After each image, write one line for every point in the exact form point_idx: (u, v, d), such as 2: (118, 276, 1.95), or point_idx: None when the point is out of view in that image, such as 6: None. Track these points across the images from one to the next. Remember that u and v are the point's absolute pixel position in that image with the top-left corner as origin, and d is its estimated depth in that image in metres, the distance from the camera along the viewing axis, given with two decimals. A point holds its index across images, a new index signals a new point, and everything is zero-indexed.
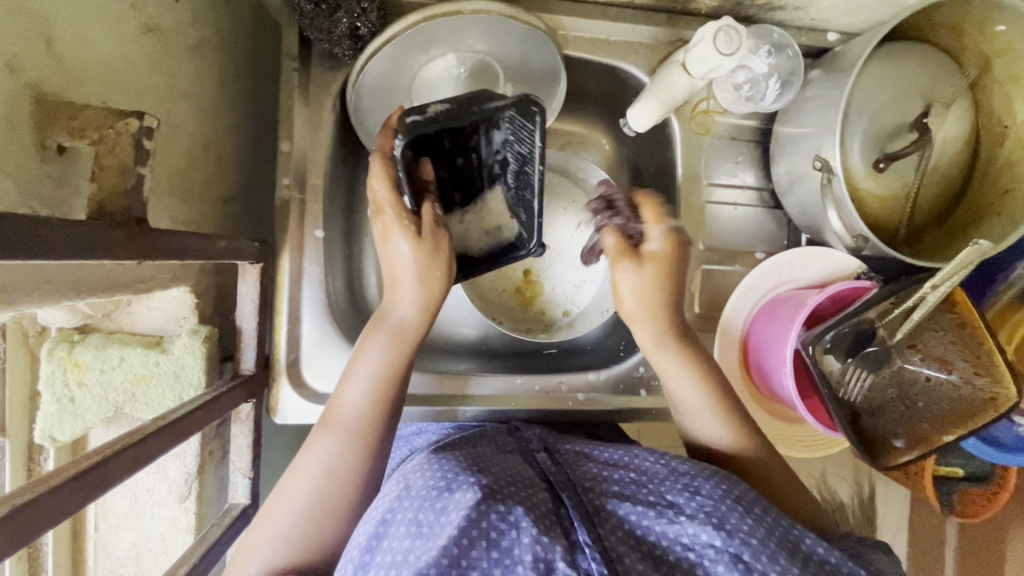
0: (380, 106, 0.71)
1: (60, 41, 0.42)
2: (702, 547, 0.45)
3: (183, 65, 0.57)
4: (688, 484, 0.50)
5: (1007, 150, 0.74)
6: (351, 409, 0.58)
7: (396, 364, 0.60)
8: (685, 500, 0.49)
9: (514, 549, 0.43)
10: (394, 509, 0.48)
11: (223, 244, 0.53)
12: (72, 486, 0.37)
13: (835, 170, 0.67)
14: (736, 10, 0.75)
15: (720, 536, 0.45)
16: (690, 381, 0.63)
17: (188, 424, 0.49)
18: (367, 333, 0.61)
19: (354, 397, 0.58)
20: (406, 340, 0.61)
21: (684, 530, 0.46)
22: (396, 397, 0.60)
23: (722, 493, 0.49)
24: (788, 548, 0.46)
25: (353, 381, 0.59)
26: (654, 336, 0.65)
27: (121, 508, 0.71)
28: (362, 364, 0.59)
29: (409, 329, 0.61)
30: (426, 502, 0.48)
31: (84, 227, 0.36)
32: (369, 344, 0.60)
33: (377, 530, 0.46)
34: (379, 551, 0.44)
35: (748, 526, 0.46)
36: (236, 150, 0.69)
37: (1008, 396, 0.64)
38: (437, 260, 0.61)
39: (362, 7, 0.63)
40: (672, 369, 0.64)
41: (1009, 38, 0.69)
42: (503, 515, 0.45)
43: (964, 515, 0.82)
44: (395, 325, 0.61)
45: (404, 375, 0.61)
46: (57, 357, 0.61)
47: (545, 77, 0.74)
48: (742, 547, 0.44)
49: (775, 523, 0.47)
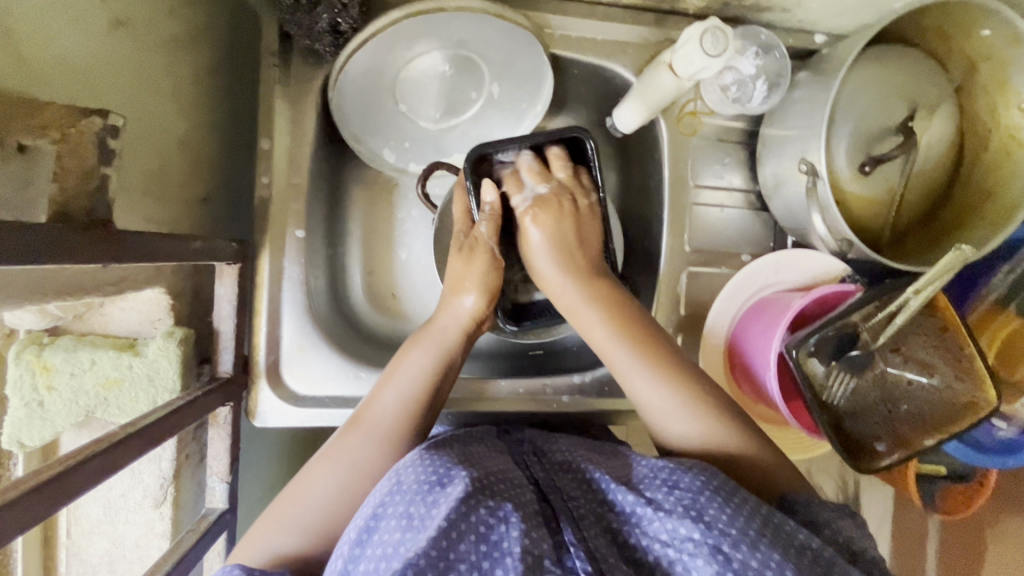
0: (363, 103, 0.71)
1: (22, 34, 0.40)
2: (682, 541, 0.44)
3: (156, 59, 0.55)
4: (667, 479, 0.49)
5: (990, 154, 0.74)
6: (387, 410, 0.59)
7: (438, 371, 0.62)
8: (664, 495, 0.48)
9: (503, 542, 0.43)
10: (386, 503, 0.46)
11: (196, 245, 0.51)
12: (33, 498, 0.36)
13: (820, 174, 0.67)
14: (723, 11, 0.74)
15: (699, 529, 0.44)
16: (648, 377, 0.61)
17: (160, 429, 0.48)
18: (410, 342, 0.64)
19: (394, 398, 0.60)
20: (453, 349, 0.64)
21: (664, 526, 0.46)
22: (436, 400, 0.62)
23: (701, 483, 0.48)
24: (770, 532, 0.45)
25: (396, 382, 0.61)
26: (595, 316, 0.64)
27: (94, 514, 0.69)
28: (403, 368, 0.62)
29: (454, 337, 0.64)
30: (418, 496, 0.46)
31: (43, 230, 0.35)
32: (413, 348, 0.63)
33: (369, 523, 0.45)
34: (368, 546, 0.44)
35: (727, 516, 0.45)
36: (213, 147, 0.67)
37: (988, 399, 0.66)
38: (495, 274, 0.66)
39: (343, 3, 0.62)
40: (633, 375, 0.62)
41: (994, 43, 0.68)
42: (492, 509, 0.44)
43: (946, 512, 0.84)
44: (439, 334, 0.64)
45: (445, 384, 0.63)
46: (25, 359, 0.59)
47: (531, 74, 0.73)
48: (721, 538, 0.44)
49: (756, 511, 0.46)
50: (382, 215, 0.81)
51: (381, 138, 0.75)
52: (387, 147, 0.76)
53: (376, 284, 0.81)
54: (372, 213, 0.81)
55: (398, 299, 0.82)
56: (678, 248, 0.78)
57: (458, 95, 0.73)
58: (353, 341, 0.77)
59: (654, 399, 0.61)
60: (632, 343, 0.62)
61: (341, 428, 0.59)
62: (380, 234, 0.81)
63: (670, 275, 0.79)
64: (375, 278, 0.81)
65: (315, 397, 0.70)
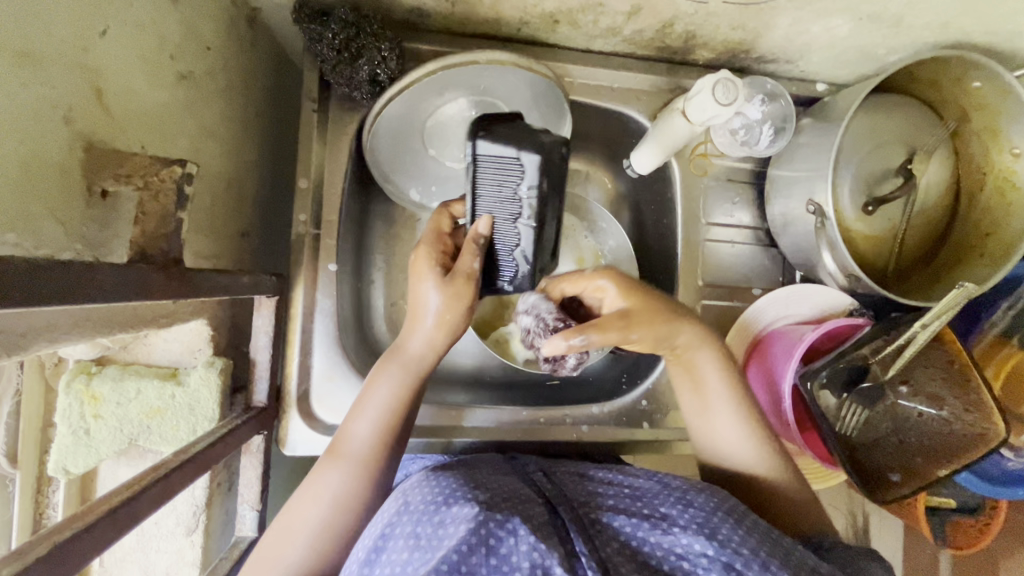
0: (394, 145, 0.75)
1: (109, 91, 0.44)
2: (696, 556, 0.46)
3: (211, 104, 0.59)
4: (681, 498, 0.52)
5: (986, 195, 0.78)
6: (361, 439, 0.60)
7: (407, 399, 0.62)
8: (678, 512, 0.50)
9: (513, 556, 0.42)
10: (393, 523, 0.48)
11: (245, 280, 0.55)
12: (108, 522, 0.38)
13: (828, 214, 0.70)
14: (730, 62, 0.80)
15: (713, 546, 0.46)
16: (737, 423, 0.63)
17: (207, 457, 0.50)
18: (379, 365, 0.63)
19: (364, 430, 0.60)
20: (418, 378, 0.62)
21: (678, 540, 0.47)
22: (404, 425, 0.62)
23: (714, 505, 0.50)
24: (780, 555, 0.47)
25: (365, 415, 0.60)
26: (711, 369, 0.64)
27: (127, 541, 0.70)
28: (373, 397, 0.61)
29: (418, 367, 0.62)
30: (424, 516, 0.47)
31: (129, 269, 0.38)
32: (381, 376, 0.62)
33: (377, 543, 0.46)
34: (380, 564, 0.45)
35: (739, 536, 0.47)
36: (253, 186, 0.71)
37: (997, 431, 0.67)
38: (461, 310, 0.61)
39: (383, 55, 0.66)
40: (726, 417, 0.63)
41: (984, 93, 0.72)
42: (501, 522, 0.45)
43: (956, 547, 0.84)
44: (408, 359, 0.62)
45: (415, 405, 0.63)
46: (75, 389, 0.62)
47: (552, 117, 0.78)
48: (734, 556, 0.45)
49: (768, 536, 0.48)
50: (407, 249, 0.85)
51: (408, 177, 0.79)
52: (414, 187, 0.80)
53: (400, 315, 0.84)
54: (397, 247, 0.85)
55: None
56: (692, 282, 0.82)
57: None
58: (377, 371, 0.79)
59: (735, 442, 0.63)
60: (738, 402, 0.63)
61: (323, 454, 0.60)
62: (404, 267, 0.85)
63: None
64: (399, 309, 0.85)
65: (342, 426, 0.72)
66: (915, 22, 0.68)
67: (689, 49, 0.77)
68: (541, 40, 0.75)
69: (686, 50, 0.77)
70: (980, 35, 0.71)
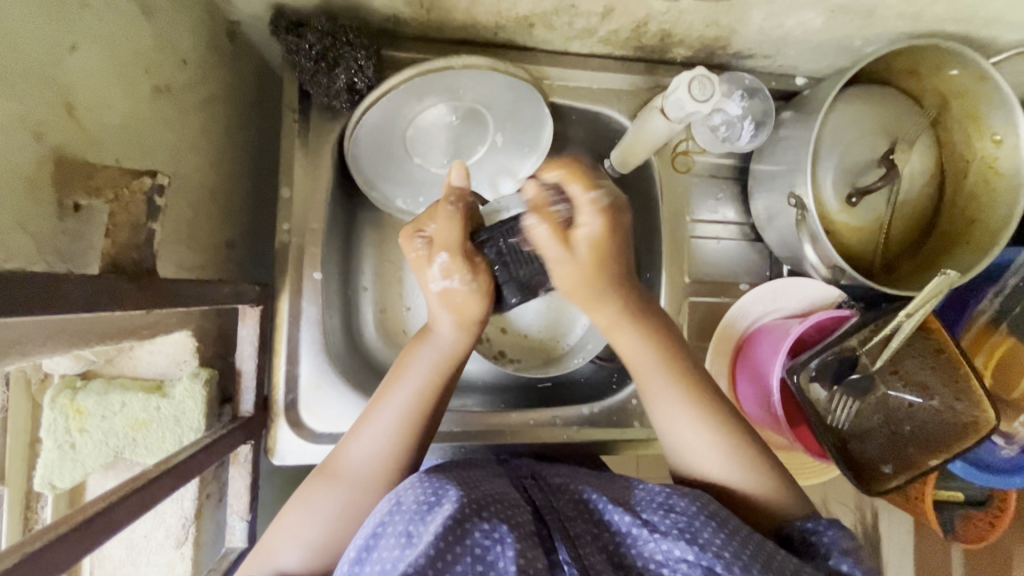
0: (376, 152, 0.75)
1: (80, 105, 0.45)
2: (676, 561, 0.45)
3: (189, 117, 0.60)
4: (663, 503, 0.50)
5: (970, 182, 0.78)
6: (370, 446, 0.57)
7: (435, 386, 0.59)
8: (659, 518, 0.49)
9: (499, 562, 0.43)
10: (385, 522, 0.46)
11: (225, 289, 0.55)
12: (85, 531, 0.38)
13: (807, 206, 0.70)
14: (708, 58, 0.80)
15: (693, 551, 0.45)
16: (678, 406, 0.60)
17: (189, 467, 0.50)
18: (407, 353, 0.61)
19: (374, 433, 0.57)
20: (448, 363, 0.60)
21: (658, 547, 0.46)
22: (430, 417, 0.60)
23: (696, 508, 0.49)
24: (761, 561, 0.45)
25: (383, 409, 0.58)
26: (630, 335, 0.62)
27: (117, 556, 0.70)
28: (398, 387, 0.59)
29: (449, 349, 0.60)
30: (417, 516, 0.46)
31: (95, 279, 0.38)
32: (411, 362, 0.60)
33: (368, 542, 0.45)
34: (369, 562, 0.44)
35: (720, 540, 0.46)
36: (235, 198, 0.72)
37: (987, 418, 0.68)
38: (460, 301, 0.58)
39: (360, 64, 0.67)
40: (662, 400, 0.61)
41: (962, 80, 0.73)
42: (487, 532, 0.44)
43: (969, 541, 0.82)
44: (437, 345, 0.60)
45: (446, 392, 0.61)
46: (60, 404, 0.63)
47: (532, 119, 0.78)
48: (715, 560, 0.45)
49: (750, 539, 0.47)
50: (393, 255, 0.85)
51: (393, 185, 0.80)
52: (399, 195, 0.81)
53: (389, 322, 0.84)
54: (383, 254, 0.85)
55: (408, 336, 0.85)
56: (679, 279, 0.82)
57: (464, 140, 0.78)
58: (366, 378, 0.79)
59: (682, 431, 0.59)
60: (678, 381, 0.60)
61: (315, 472, 0.57)
62: (391, 274, 0.85)
63: (672, 305, 0.81)
64: (387, 317, 0.85)
65: (331, 434, 0.72)
66: (888, 12, 0.69)
67: (666, 48, 0.77)
68: (520, 43, 0.76)
69: (664, 48, 0.78)
70: (954, 23, 0.71)
